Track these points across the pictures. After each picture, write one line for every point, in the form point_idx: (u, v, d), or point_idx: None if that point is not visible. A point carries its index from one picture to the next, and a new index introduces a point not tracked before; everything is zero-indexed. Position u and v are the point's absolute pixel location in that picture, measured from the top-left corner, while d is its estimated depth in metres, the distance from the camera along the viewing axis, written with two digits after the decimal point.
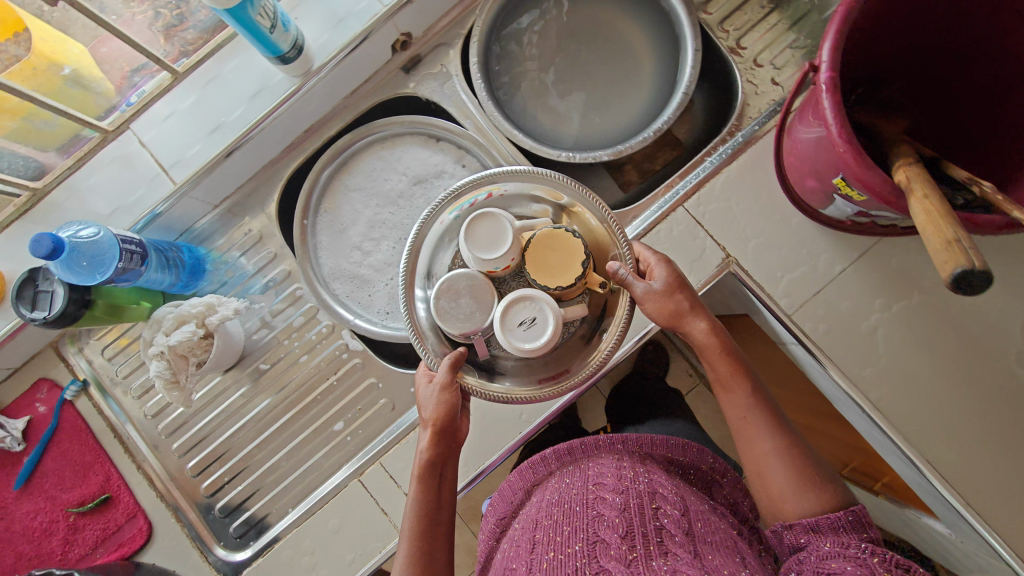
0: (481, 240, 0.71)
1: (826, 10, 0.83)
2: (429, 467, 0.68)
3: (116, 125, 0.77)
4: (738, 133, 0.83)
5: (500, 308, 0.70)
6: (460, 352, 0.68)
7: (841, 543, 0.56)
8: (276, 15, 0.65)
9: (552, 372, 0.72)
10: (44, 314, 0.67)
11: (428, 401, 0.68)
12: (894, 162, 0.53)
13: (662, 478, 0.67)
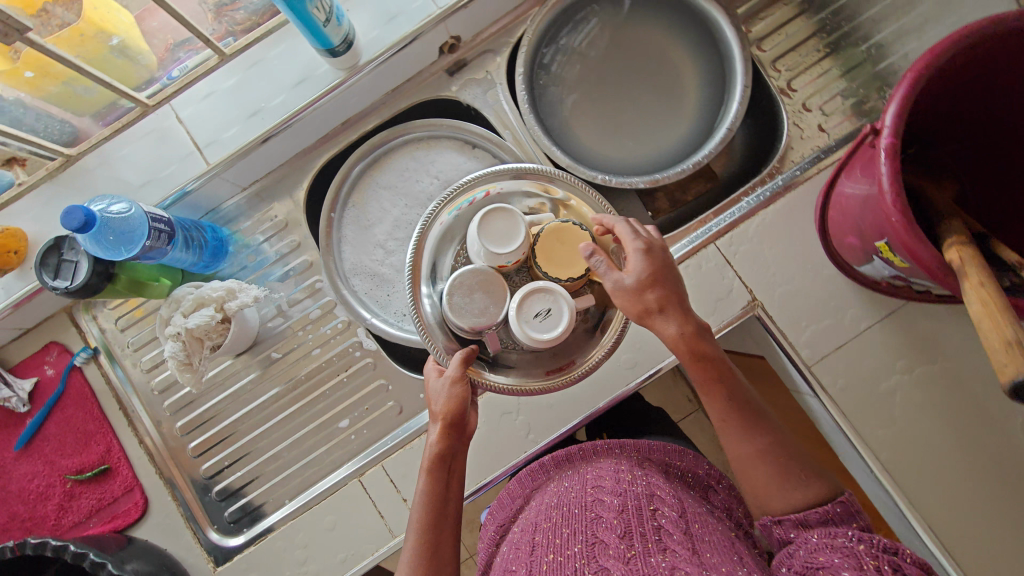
0: (494, 235, 0.70)
1: (880, 62, 0.82)
2: (440, 461, 0.64)
3: (157, 100, 0.77)
4: (778, 175, 0.81)
5: (513, 303, 0.68)
6: (473, 348, 0.69)
7: (828, 533, 0.53)
8: (331, 9, 0.65)
9: (562, 362, 0.75)
10: (66, 283, 0.66)
11: (438, 394, 0.66)
12: (946, 237, 0.52)
13: (657, 479, 0.67)
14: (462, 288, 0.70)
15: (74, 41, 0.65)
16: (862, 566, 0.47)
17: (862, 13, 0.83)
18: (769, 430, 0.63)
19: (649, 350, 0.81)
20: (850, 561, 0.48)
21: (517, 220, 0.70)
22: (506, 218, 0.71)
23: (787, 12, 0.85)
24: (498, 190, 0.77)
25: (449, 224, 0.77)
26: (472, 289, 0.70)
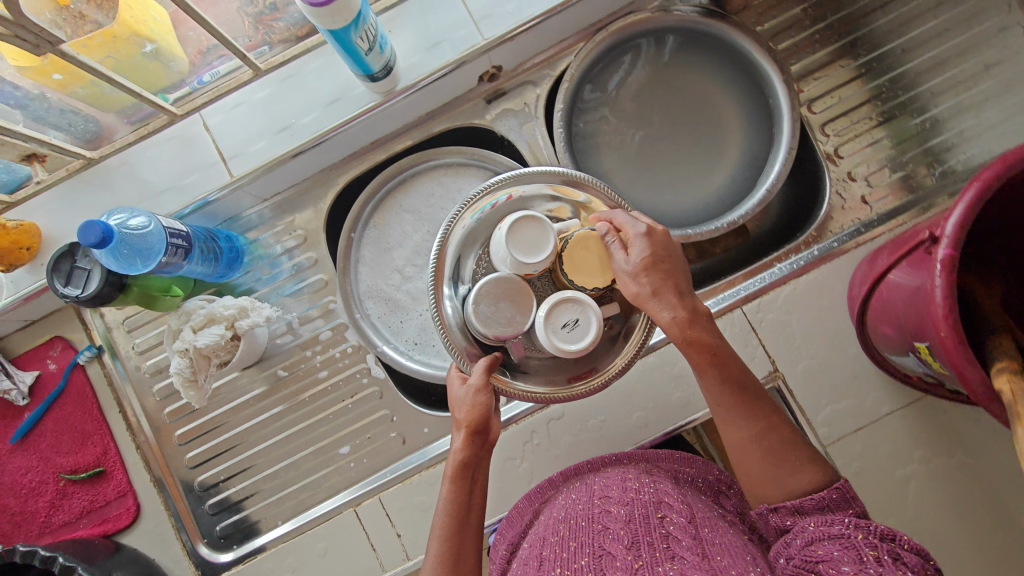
0: (521, 243, 0.65)
1: (933, 139, 0.79)
2: (465, 469, 0.64)
3: (185, 109, 0.74)
4: (814, 245, 0.79)
5: (540, 313, 0.65)
6: (497, 355, 0.66)
7: (825, 518, 0.50)
8: (376, 38, 0.62)
9: (585, 369, 0.70)
10: (77, 291, 0.65)
11: (462, 402, 0.64)
12: (995, 358, 0.50)
13: (665, 483, 0.64)
14: (490, 296, 0.66)
15: (106, 45, 0.62)
16: (863, 559, 0.44)
17: (921, 84, 0.80)
18: (773, 415, 0.59)
19: (662, 410, 0.78)
20: (851, 554, 0.45)
21: (544, 229, 0.66)
22: (531, 227, 0.66)
23: (843, 73, 0.82)
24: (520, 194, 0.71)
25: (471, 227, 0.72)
26: (499, 299, 0.66)
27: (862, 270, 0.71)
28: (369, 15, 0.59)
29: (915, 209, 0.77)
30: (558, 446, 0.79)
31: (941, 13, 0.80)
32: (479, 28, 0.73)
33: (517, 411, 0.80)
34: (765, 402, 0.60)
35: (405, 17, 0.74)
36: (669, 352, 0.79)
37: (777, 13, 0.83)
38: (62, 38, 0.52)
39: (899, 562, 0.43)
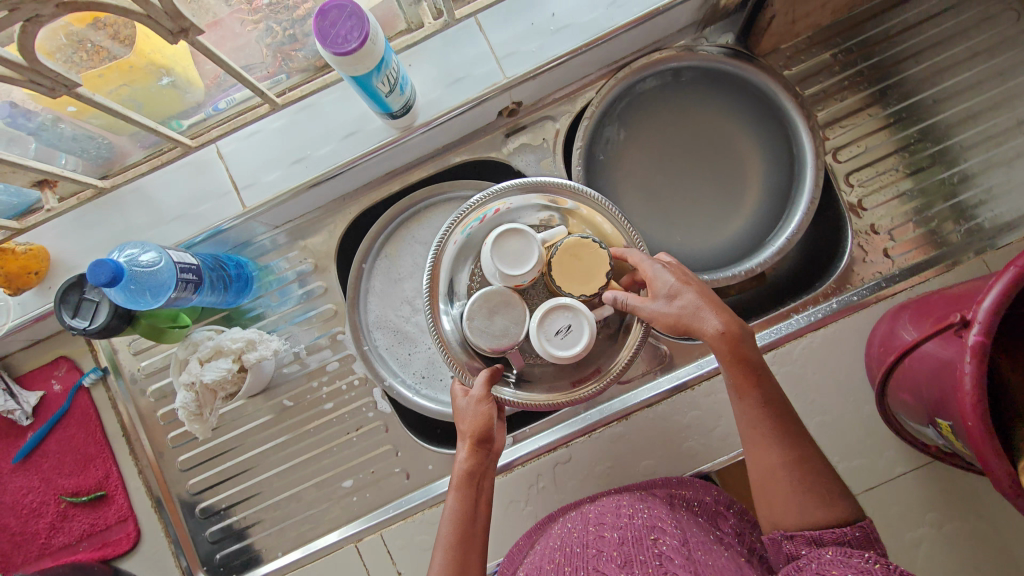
0: (509, 258, 0.69)
1: (960, 194, 0.78)
2: (469, 477, 0.65)
3: (201, 142, 0.72)
4: (834, 297, 0.77)
5: (533, 321, 0.69)
6: (496, 367, 0.70)
7: (844, 551, 0.48)
8: (397, 81, 0.61)
9: (584, 372, 0.73)
10: (85, 323, 0.64)
11: (465, 413, 0.67)
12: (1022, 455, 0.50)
13: (659, 508, 0.65)
14: (483, 309, 0.69)
15: (127, 73, 0.61)
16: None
17: (951, 137, 0.79)
18: (805, 441, 0.57)
19: (671, 459, 0.77)
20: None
21: (529, 241, 0.69)
22: (516, 241, 0.69)
23: (871, 121, 0.80)
24: (508, 207, 0.74)
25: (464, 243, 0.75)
26: (493, 313, 0.70)
27: (884, 325, 0.71)
28: (392, 59, 0.58)
29: (939, 266, 0.75)
30: (564, 491, 0.78)
31: (975, 65, 0.78)
32: (501, 66, 0.72)
33: (521, 454, 0.79)
34: (806, 431, 0.57)
35: (427, 51, 0.72)
36: (680, 400, 0.78)
37: (806, 57, 0.81)
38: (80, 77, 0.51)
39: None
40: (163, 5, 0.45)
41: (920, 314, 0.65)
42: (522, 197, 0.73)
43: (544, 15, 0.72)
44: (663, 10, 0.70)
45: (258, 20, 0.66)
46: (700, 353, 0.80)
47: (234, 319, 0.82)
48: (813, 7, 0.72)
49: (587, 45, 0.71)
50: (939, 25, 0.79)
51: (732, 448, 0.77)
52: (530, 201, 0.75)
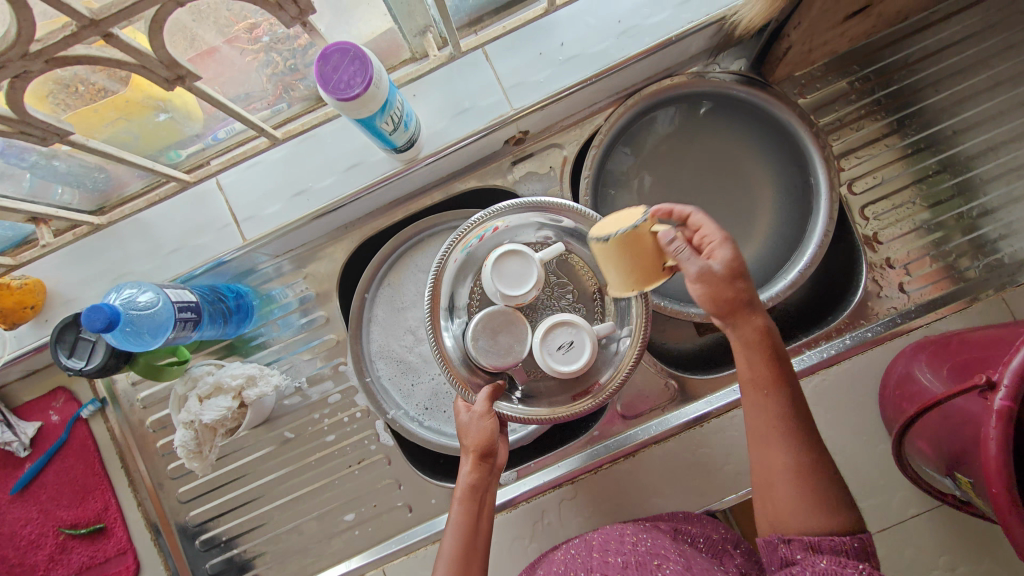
0: (508, 277, 0.68)
1: (977, 228, 0.76)
2: (473, 493, 0.63)
3: (200, 177, 0.71)
4: (847, 333, 0.76)
5: (535, 338, 0.69)
6: (498, 385, 0.68)
7: (838, 561, 0.47)
8: (401, 119, 0.59)
9: (586, 386, 0.71)
10: (80, 363, 0.63)
11: (468, 427, 0.65)
12: None
13: (663, 539, 0.65)
14: (485, 330, 0.69)
15: (124, 108, 0.59)
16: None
17: (971, 169, 0.78)
18: (823, 455, 0.54)
19: (679, 496, 0.76)
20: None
21: (527, 260, 0.68)
22: (514, 259, 0.68)
23: (889, 152, 0.79)
24: (507, 225, 0.73)
25: (464, 261, 0.74)
26: (496, 333, 0.69)
27: (901, 364, 0.69)
28: (396, 98, 0.56)
29: (958, 302, 0.74)
30: (568, 528, 0.77)
31: (997, 95, 0.78)
32: (509, 97, 0.70)
33: (525, 490, 0.77)
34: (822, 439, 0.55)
35: (432, 81, 0.71)
36: (688, 436, 0.77)
37: (822, 85, 0.80)
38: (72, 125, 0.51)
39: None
40: (160, 57, 0.43)
41: (941, 357, 0.63)
42: (520, 216, 0.72)
43: (553, 44, 0.70)
44: (677, 40, 0.68)
45: (259, 51, 0.63)
46: (709, 387, 0.79)
47: (236, 349, 0.81)
48: (832, 36, 0.70)
49: (597, 77, 0.69)
50: (959, 53, 0.78)
51: (741, 486, 0.75)
52: (528, 220, 0.74)
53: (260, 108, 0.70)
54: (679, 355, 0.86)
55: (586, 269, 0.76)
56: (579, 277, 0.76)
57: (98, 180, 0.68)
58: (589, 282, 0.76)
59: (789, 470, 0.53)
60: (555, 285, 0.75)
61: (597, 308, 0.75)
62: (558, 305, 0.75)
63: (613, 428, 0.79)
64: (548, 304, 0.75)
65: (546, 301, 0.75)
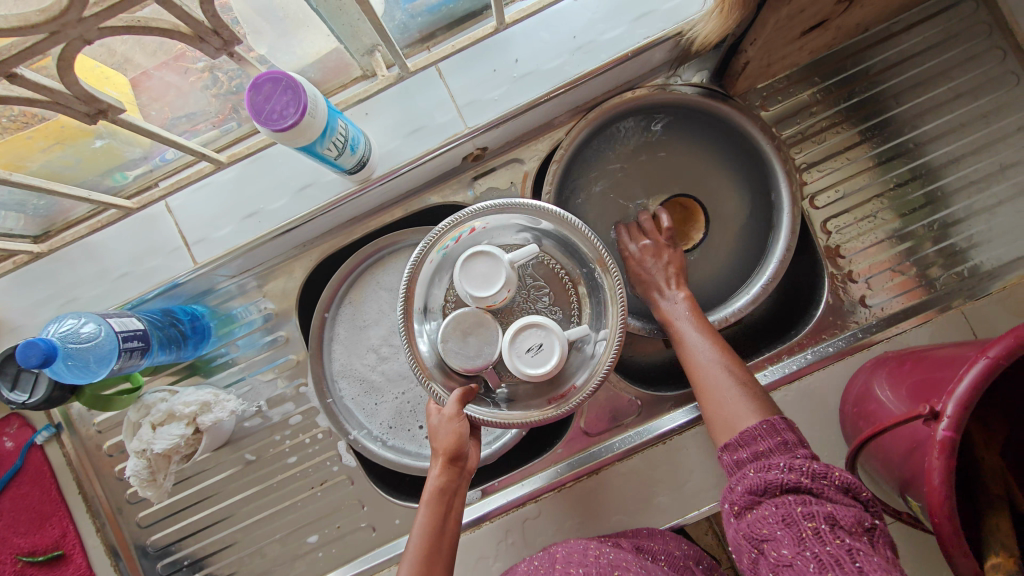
0: (474, 279, 0.64)
1: (941, 240, 0.76)
2: (441, 494, 0.60)
3: (142, 204, 0.68)
4: (810, 348, 0.75)
5: (504, 340, 0.65)
6: (470, 387, 0.64)
7: (764, 466, 0.50)
8: (346, 143, 0.58)
9: (562, 390, 0.67)
10: (24, 397, 0.61)
11: (436, 430, 0.62)
12: (992, 549, 0.49)
13: (625, 552, 0.64)
14: (456, 331, 0.65)
15: (55, 135, 0.58)
16: (802, 536, 0.43)
17: (936, 180, 0.78)
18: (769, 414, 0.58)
19: (643, 513, 0.76)
20: (790, 532, 0.44)
21: (495, 260, 0.64)
22: (482, 260, 0.64)
23: (854, 164, 0.79)
24: (485, 225, 0.69)
25: (440, 262, 0.69)
26: (466, 334, 0.65)
27: (862, 379, 0.68)
28: (338, 122, 0.55)
29: (924, 314, 0.74)
30: (533, 547, 0.76)
31: (958, 106, 0.78)
32: (462, 115, 0.69)
33: (491, 508, 0.77)
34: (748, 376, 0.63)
35: (385, 100, 0.70)
36: (653, 453, 0.77)
37: (784, 97, 0.79)
38: None
39: (837, 529, 0.43)
40: (75, 93, 0.45)
41: (898, 375, 0.62)
42: (499, 216, 0.67)
43: (507, 61, 0.69)
44: (635, 55, 0.67)
45: (202, 70, 0.61)
46: (672, 403, 0.79)
47: (197, 369, 0.79)
48: (789, 51, 0.70)
49: (551, 93, 0.68)
50: (921, 64, 0.78)
51: (705, 502, 0.75)
52: (509, 221, 0.69)
53: (205, 129, 0.68)
54: (648, 370, 0.86)
55: (562, 270, 0.72)
56: (556, 279, 0.72)
57: (41, 205, 0.66)
58: (565, 282, 0.72)
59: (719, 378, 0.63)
60: (531, 287, 0.71)
61: (573, 309, 0.72)
62: (534, 308, 0.71)
63: (579, 445, 0.79)
64: (524, 307, 0.70)
65: (522, 304, 0.70)
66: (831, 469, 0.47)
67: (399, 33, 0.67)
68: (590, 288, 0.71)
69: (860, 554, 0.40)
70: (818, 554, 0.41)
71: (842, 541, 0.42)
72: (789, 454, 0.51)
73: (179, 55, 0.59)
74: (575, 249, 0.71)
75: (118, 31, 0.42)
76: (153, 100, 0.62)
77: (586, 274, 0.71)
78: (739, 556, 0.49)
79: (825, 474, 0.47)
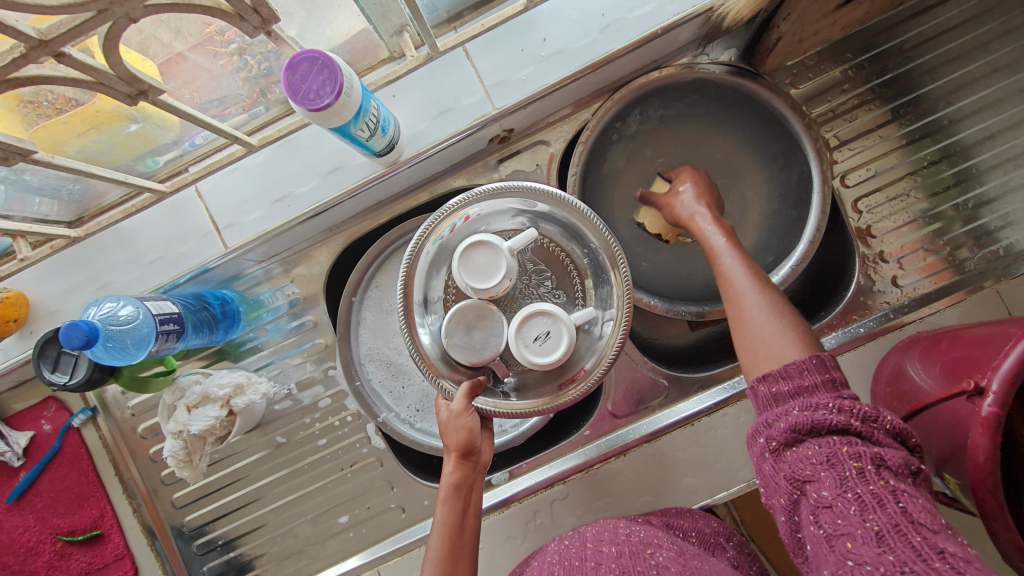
0: (474, 269, 0.64)
1: (975, 221, 0.75)
2: (457, 491, 0.62)
3: (175, 186, 0.70)
4: (839, 329, 0.74)
5: (509, 331, 0.65)
6: (478, 380, 0.65)
7: (809, 405, 0.47)
8: (378, 124, 0.58)
9: (571, 374, 0.67)
10: (64, 378, 0.62)
11: (443, 427, 0.63)
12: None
13: (655, 530, 0.65)
14: (459, 326, 0.66)
15: (91, 120, 0.58)
16: (845, 477, 0.42)
17: (970, 158, 0.76)
18: None
19: (671, 495, 0.76)
20: (833, 473, 0.43)
21: (494, 250, 0.64)
22: (481, 251, 0.64)
23: (886, 142, 0.77)
24: (479, 212, 0.69)
25: (436, 254, 0.69)
26: (470, 328, 0.66)
27: (893, 360, 0.67)
28: (370, 103, 0.55)
29: (956, 294, 0.73)
30: (562, 527, 0.77)
31: (995, 81, 0.76)
32: (490, 96, 0.69)
33: (518, 490, 0.77)
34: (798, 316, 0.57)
35: (412, 83, 0.69)
36: (678, 435, 0.77)
37: (815, 74, 0.77)
38: (34, 144, 0.52)
39: (883, 471, 0.42)
40: (118, 74, 0.45)
41: (932, 355, 0.61)
42: (494, 202, 0.68)
43: (534, 40, 0.69)
44: (665, 31, 0.66)
45: (232, 53, 0.61)
46: (699, 386, 0.79)
47: (227, 353, 0.80)
48: (823, 25, 0.68)
49: (580, 72, 0.67)
50: (957, 38, 0.76)
51: (733, 483, 0.75)
52: (504, 207, 0.69)
53: (235, 113, 0.68)
54: (674, 353, 0.85)
55: (564, 255, 0.72)
56: (558, 264, 0.72)
57: (75, 190, 0.67)
58: (568, 268, 0.72)
59: (757, 315, 0.57)
60: (532, 272, 0.71)
61: (578, 292, 0.71)
62: (535, 294, 0.71)
63: (606, 427, 0.79)
64: (526, 294, 0.70)
65: (523, 291, 0.70)
66: (882, 411, 0.45)
67: (427, 12, 0.67)
68: (598, 280, 0.70)
69: (906, 497, 0.40)
70: (862, 496, 0.41)
71: (889, 484, 0.41)
72: (837, 393, 0.47)
73: (208, 38, 0.59)
74: (578, 234, 0.70)
75: (164, 9, 0.42)
76: (184, 84, 0.62)
77: (591, 261, 0.71)
78: (769, 491, 0.47)
79: (875, 416, 0.45)
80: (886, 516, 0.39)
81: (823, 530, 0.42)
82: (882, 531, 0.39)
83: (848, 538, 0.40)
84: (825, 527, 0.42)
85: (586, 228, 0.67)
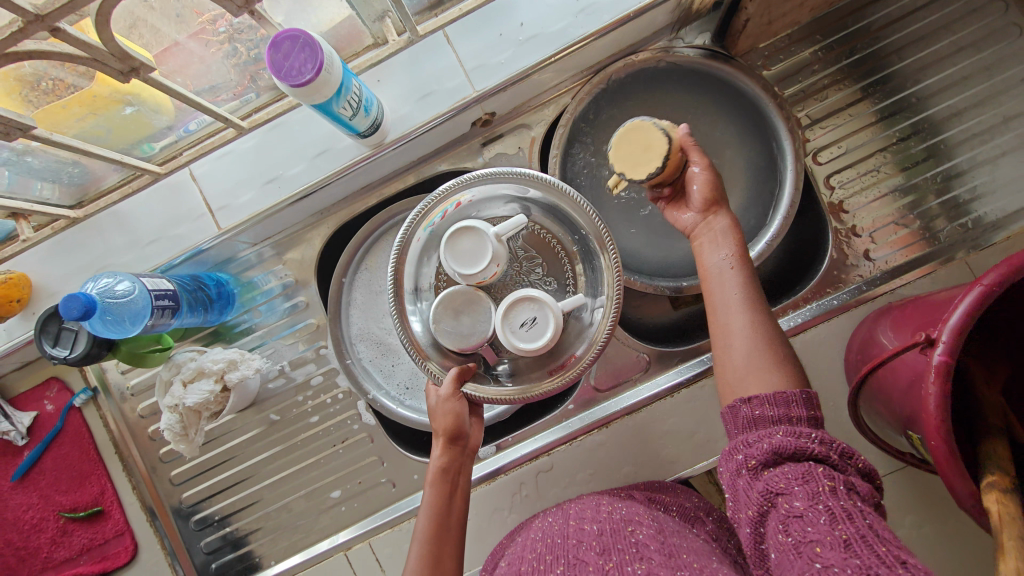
0: (462, 255, 0.67)
1: (946, 194, 0.77)
2: (445, 474, 0.65)
3: (170, 169, 0.73)
4: (812, 302, 0.76)
5: (496, 317, 0.67)
6: (466, 366, 0.68)
7: (793, 431, 0.49)
8: (360, 103, 0.61)
9: (562, 360, 0.69)
10: (64, 352, 0.65)
11: (434, 412, 0.66)
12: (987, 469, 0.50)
13: (637, 505, 0.66)
14: (448, 311, 0.68)
15: (89, 103, 0.61)
16: (817, 491, 0.44)
17: (939, 133, 0.78)
18: (798, 380, 0.55)
19: (653, 465, 0.78)
20: (807, 488, 0.45)
21: (480, 236, 0.66)
22: (468, 238, 0.66)
23: (856, 119, 0.80)
24: (470, 199, 0.71)
25: (427, 240, 0.71)
26: (458, 313, 0.68)
27: (866, 328, 0.69)
28: (352, 82, 0.58)
29: (928, 265, 0.75)
30: (547, 499, 0.79)
31: (960, 60, 0.78)
32: (470, 80, 0.72)
33: (506, 462, 0.80)
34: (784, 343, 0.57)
35: (396, 67, 0.73)
36: (658, 407, 0.79)
37: (785, 56, 0.80)
38: (33, 120, 0.55)
39: (852, 493, 0.45)
40: (109, 50, 0.48)
41: (900, 322, 0.63)
42: (485, 188, 0.70)
43: (512, 24, 0.72)
44: (637, 14, 0.68)
45: (222, 42, 0.64)
46: (680, 360, 0.81)
47: (222, 334, 0.83)
48: (790, 7, 0.71)
49: (555, 55, 0.70)
50: (922, 19, 0.79)
51: (713, 453, 0.77)
52: (495, 192, 0.72)
53: (227, 99, 0.71)
54: (656, 330, 0.88)
55: (553, 240, 0.75)
56: (548, 250, 0.74)
57: (74, 174, 0.70)
58: (560, 254, 0.74)
59: (745, 338, 0.58)
60: (523, 259, 0.74)
61: (569, 279, 0.74)
62: (527, 280, 0.73)
63: (590, 401, 0.81)
64: (517, 280, 0.73)
65: (515, 277, 0.73)
66: (855, 453, 0.48)
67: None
68: (588, 265, 0.73)
69: (871, 516, 0.42)
70: (831, 508, 0.43)
71: (857, 503, 0.43)
72: (818, 430, 0.50)
73: (201, 27, 0.62)
74: (566, 219, 0.73)
75: None
76: (177, 69, 0.64)
77: (580, 246, 0.73)
78: (738, 504, 0.49)
79: (850, 455, 0.48)
80: (853, 527, 0.41)
81: (791, 537, 0.43)
82: (849, 539, 0.41)
83: (817, 543, 0.42)
84: (793, 535, 0.43)
85: (574, 212, 0.70)
